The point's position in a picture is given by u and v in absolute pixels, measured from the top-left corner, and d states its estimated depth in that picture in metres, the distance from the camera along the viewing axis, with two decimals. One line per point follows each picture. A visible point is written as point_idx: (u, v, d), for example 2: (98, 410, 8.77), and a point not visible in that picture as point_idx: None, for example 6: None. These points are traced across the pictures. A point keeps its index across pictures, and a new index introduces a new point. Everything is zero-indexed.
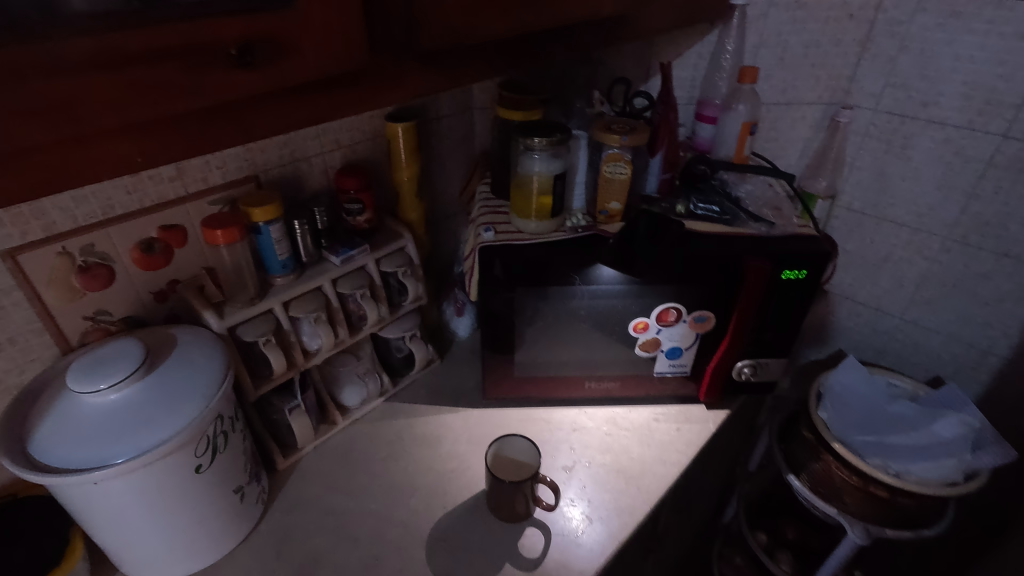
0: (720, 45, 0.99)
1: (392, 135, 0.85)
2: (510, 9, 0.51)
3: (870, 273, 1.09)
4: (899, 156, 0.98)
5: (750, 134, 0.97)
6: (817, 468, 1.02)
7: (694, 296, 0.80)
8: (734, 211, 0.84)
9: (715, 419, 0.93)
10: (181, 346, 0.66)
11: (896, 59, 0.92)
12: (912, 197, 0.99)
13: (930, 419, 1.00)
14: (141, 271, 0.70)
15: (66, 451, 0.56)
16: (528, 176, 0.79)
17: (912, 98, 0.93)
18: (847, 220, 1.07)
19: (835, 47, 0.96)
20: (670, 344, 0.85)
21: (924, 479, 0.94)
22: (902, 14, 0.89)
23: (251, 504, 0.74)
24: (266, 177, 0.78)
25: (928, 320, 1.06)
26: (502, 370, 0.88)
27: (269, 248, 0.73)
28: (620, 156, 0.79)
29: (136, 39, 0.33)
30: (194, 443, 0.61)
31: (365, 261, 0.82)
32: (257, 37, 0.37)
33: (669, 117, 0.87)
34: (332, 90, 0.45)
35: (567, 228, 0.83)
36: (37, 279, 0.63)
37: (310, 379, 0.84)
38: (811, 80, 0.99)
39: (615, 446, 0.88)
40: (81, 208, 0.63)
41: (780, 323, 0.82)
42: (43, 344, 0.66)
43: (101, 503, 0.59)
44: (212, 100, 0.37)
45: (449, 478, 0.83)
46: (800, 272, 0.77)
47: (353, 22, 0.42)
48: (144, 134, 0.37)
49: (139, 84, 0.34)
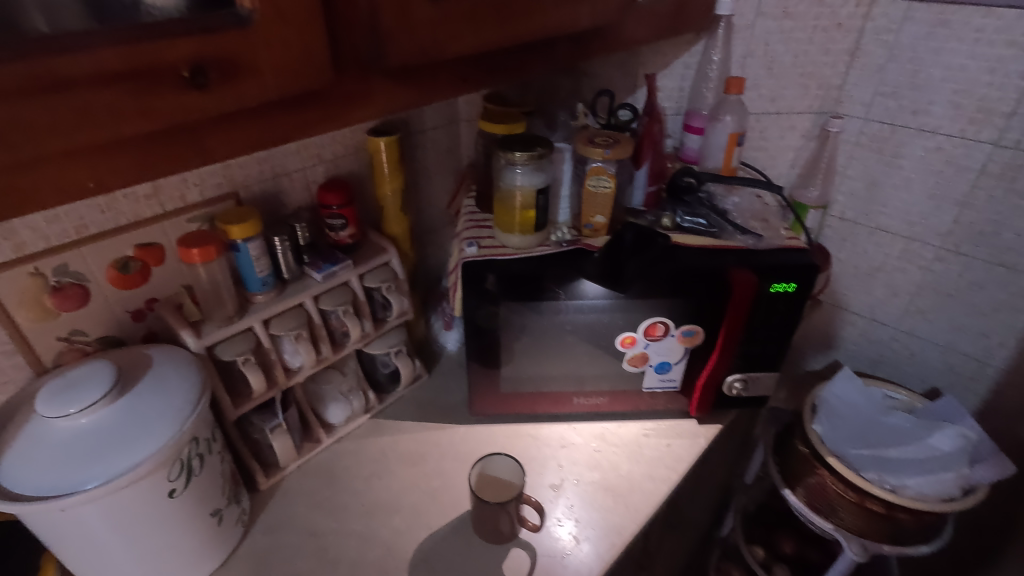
0: (705, 57, 0.97)
1: (374, 149, 0.84)
2: (483, 24, 0.51)
3: (864, 283, 1.07)
4: (890, 165, 0.96)
5: (738, 145, 0.96)
6: (812, 483, 1.00)
7: (682, 310, 0.79)
8: (721, 223, 0.83)
9: (706, 434, 0.91)
10: (155, 366, 0.65)
11: (885, 68, 0.92)
12: (904, 206, 0.98)
13: (927, 431, 0.98)
14: (117, 290, 0.69)
15: (34, 477, 0.55)
16: (511, 190, 0.78)
17: (902, 107, 0.92)
18: (840, 229, 1.06)
19: (824, 56, 0.95)
20: (659, 359, 0.84)
21: (921, 493, 0.92)
22: (891, 22, 0.89)
23: (230, 526, 0.72)
24: (246, 193, 0.77)
25: (924, 331, 1.04)
26: (488, 385, 0.86)
27: (248, 265, 0.72)
28: (603, 170, 0.79)
29: (80, 63, 0.32)
30: (167, 467, 0.60)
31: (347, 277, 0.81)
32: (211, 57, 0.36)
33: (653, 129, 0.87)
34: (296, 109, 0.44)
35: (551, 242, 0.82)
36: (7, 300, 0.62)
37: (293, 397, 0.83)
38: (800, 89, 0.98)
39: (603, 462, 0.86)
40: (53, 228, 0.62)
41: (770, 337, 0.81)
42: (15, 366, 0.65)
43: (72, 529, 0.58)
44: (167, 123, 0.36)
45: (434, 496, 0.81)
46: (789, 285, 0.75)
47: (314, 41, 0.41)
48: (97, 158, 0.36)
49: (85, 108, 0.33)
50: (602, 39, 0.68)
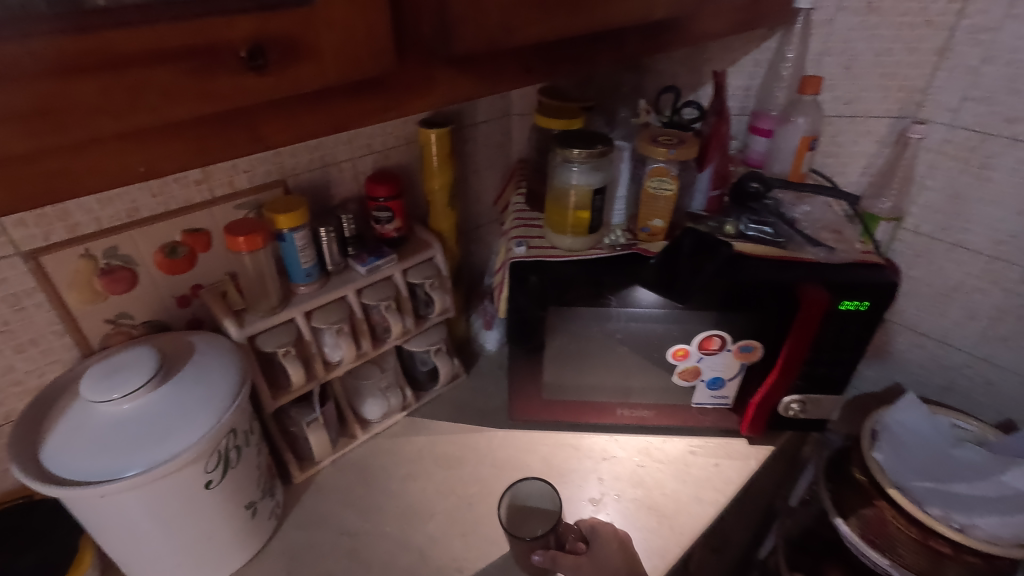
0: (780, 54, 0.91)
1: (425, 142, 0.82)
2: (553, 11, 0.47)
3: (937, 304, 0.99)
4: (977, 177, 0.88)
5: (811, 149, 0.90)
6: (868, 514, 0.93)
7: (741, 325, 0.74)
8: (789, 233, 0.78)
9: (757, 456, 0.86)
10: (198, 354, 0.64)
11: (977, 70, 0.83)
12: (990, 222, 0.89)
13: (1000, 468, 0.91)
14: (164, 275, 0.69)
15: (76, 462, 0.54)
16: (565, 189, 0.75)
17: (996, 114, 0.84)
18: (914, 244, 0.98)
19: (909, 56, 0.87)
20: (712, 373, 0.79)
21: (993, 535, 0.84)
22: (989, 20, 0.80)
23: (264, 519, 0.71)
24: (295, 182, 0.75)
25: (1002, 358, 0.96)
26: (529, 391, 0.83)
27: (293, 256, 0.71)
28: (666, 171, 0.74)
29: (134, 38, 0.30)
30: (205, 459, 0.59)
31: (391, 271, 0.79)
32: (270, 37, 0.34)
33: (720, 129, 0.82)
34: (356, 97, 0.42)
35: (604, 245, 0.78)
36: (59, 281, 0.62)
37: (331, 391, 0.82)
38: (879, 91, 0.91)
39: (647, 479, 0.82)
40: (106, 210, 0.62)
41: (835, 357, 0.75)
42: (64, 346, 0.65)
43: (109, 516, 0.57)
44: (222, 106, 0.34)
45: (469, 503, 0.79)
46: (862, 303, 0.69)
47: (379, 23, 0.38)
48: (151, 143, 0.34)
49: (138, 88, 0.31)
50: (673, 31, 0.63)
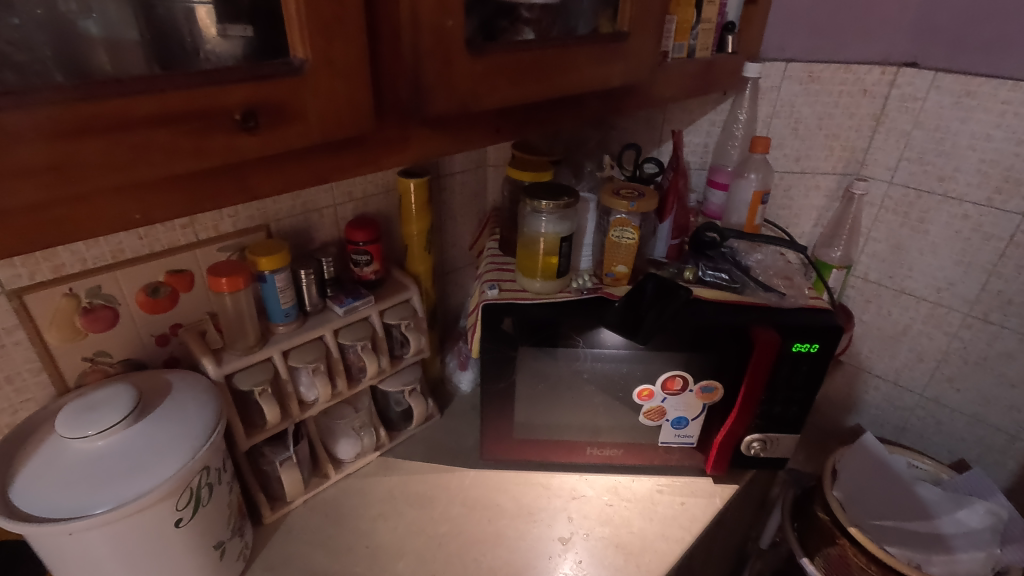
0: (732, 115, 0.99)
1: (404, 190, 0.87)
2: (520, 80, 0.53)
3: (888, 347, 1.05)
4: (915, 230, 0.96)
5: (762, 203, 0.96)
6: (832, 553, 0.93)
7: (702, 366, 0.78)
8: (743, 279, 0.84)
9: (722, 494, 0.88)
10: (174, 392, 0.65)
11: (909, 134, 0.92)
12: (930, 271, 0.96)
13: (953, 505, 0.94)
14: (145, 314, 0.71)
15: (45, 498, 0.55)
16: (535, 236, 0.80)
17: (929, 172, 0.92)
18: (863, 290, 1.04)
19: (849, 119, 0.96)
20: (676, 413, 0.82)
21: (949, 570, 0.87)
22: (916, 91, 0.89)
23: (232, 561, 0.71)
24: (278, 226, 0.79)
25: (951, 399, 1.01)
26: (501, 431, 0.85)
27: (273, 296, 0.73)
28: (628, 222, 0.80)
29: (140, 104, 0.33)
30: (175, 496, 0.59)
31: (368, 312, 0.82)
32: (262, 102, 0.38)
33: (678, 183, 0.89)
34: (336, 153, 0.46)
35: (572, 289, 0.82)
36: (40, 318, 0.64)
37: (305, 430, 0.83)
38: (824, 151, 0.99)
39: (615, 517, 0.84)
40: (92, 251, 0.64)
41: (789, 397, 0.79)
42: (39, 384, 0.66)
43: (75, 554, 0.57)
44: (215, 162, 0.38)
45: (439, 542, 0.80)
46: (812, 345, 0.74)
47: (360, 90, 0.43)
48: (146, 194, 0.38)
49: (143, 147, 0.34)
50: (632, 95, 0.70)
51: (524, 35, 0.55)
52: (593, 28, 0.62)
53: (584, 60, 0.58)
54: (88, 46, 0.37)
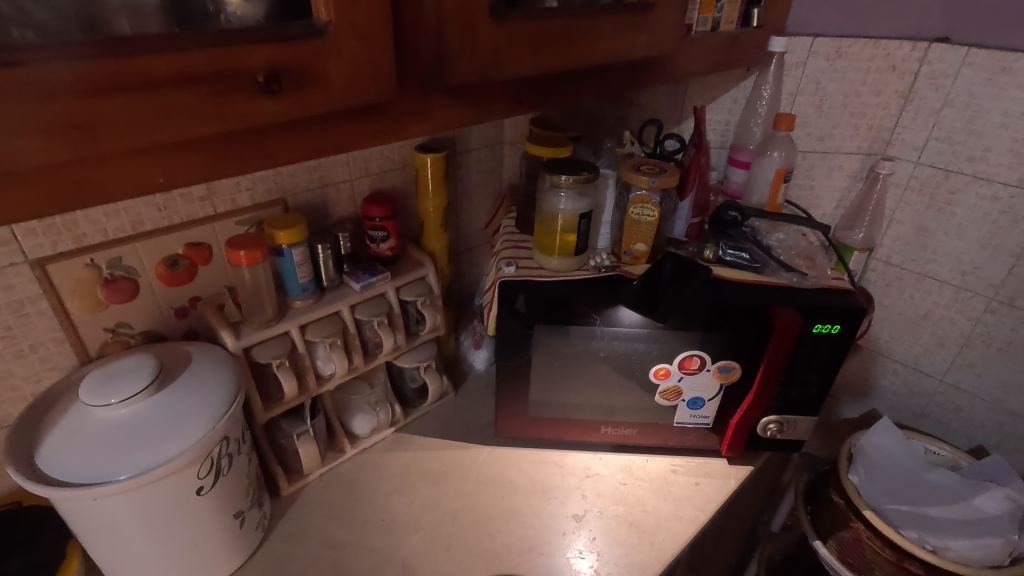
0: (755, 92, 0.97)
1: (420, 165, 0.86)
2: (543, 48, 0.51)
3: (909, 331, 1.03)
4: (942, 213, 0.93)
5: (785, 181, 0.94)
6: (845, 536, 0.93)
7: (720, 346, 0.77)
8: (765, 259, 0.82)
9: (737, 475, 0.88)
10: (194, 364, 0.66)
11: (939, 112, 0.89)
12: (955, 254, 0.94)
13: (972, 492, 0.92)
14: (164, 287, 0.71)
15: (70, 464, 0.55)
16: (553, 213, 0.79)
17: (958, 152, 0.89)
18: (885, 273, 1.02)
19: (876, 97, 0.93)
20: (692, 394, 0.82)
21: (964, 557, 0.85)
22: (948, 67, 0.86)
23: (250, 530, 0.72)
24: (294, 201, 0.79)
25: (972, 385, 1.00)
26: (516, 409, 0.85)
27: (291, 270, 0.73)
28: (648, 199, 0.79)
29: (163, 63, 0.33)
30: (196, 465, 0.60)
31: (384, 288, 0.82)
32: (285, 65, 0.38)
33: (699, 160, 0.87)
34: (357, 120, 0.45)
35: (589, 267, 0.81)
36: (62, 288, 0.64)
37: (322, 405, 0.84)
38: (849, 129, 0.96)
39: (629, 496, 0.84)
40: (112, 222, 0.65)
41: (808, 379, 0.78)
42: (62, 354, 0.67)
43: (99, 519, 0.58)
44: (237, 125, 0.37)
45: (454, 517, 0.80)
46: (833, 326, 0.73)
47: (382, 55, 0.42)
48: (170, 157, 0.37)
49: (166, 107, 0.34)
50: (655, 68, 0.68)
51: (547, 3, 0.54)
52: None
53: (607, 30, 0.56)
54: (108, 5, 0.37)
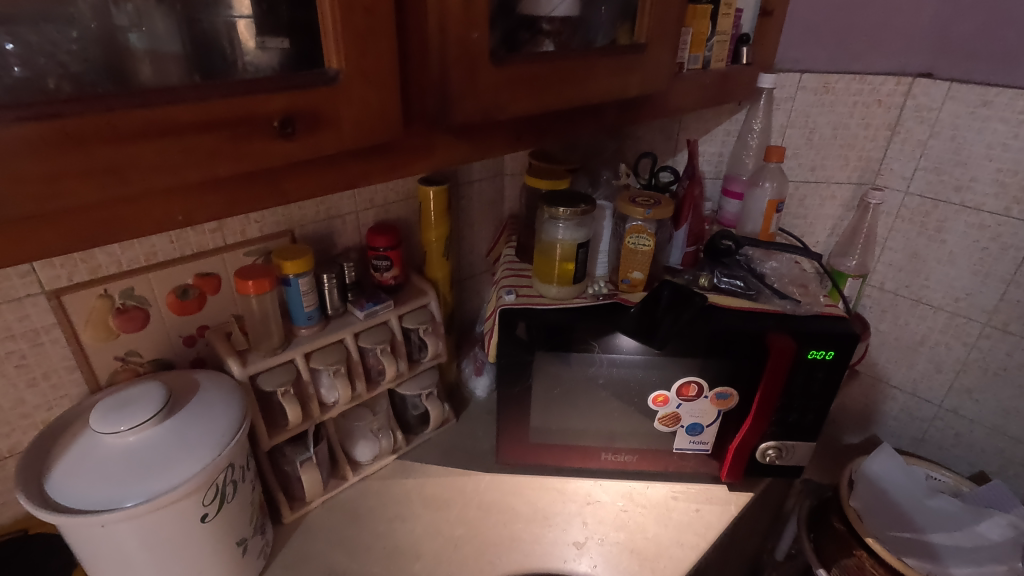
0: (747, 125, 1.00)
1: (423, 198, 0.89)
2: (541, 89, 0.54)
3: (905, 357, 1.05)
4: (932, 240, 0.96)
5: (778, 211, 0.97)
6: (849, 563, 0.92)
7: (717, 371, 0.78)
8: (758, 286, 0.84)
9: (737, 501, 0.88)
10: (202, 391, 0.67)
11: (926, 144, 0.92)
12: (947, 281, 0.96)
13: (974, 518, 0.92)
14: (174, 315, 0.73)
15: (79, 490, 0.57)
16: (552, 243, 0.81)
17: (945, 182, 0.92)
18: (880, 299, 1.04)
19: (865, 129, 0.96)
20: (691, 420, 0.83)
21: None
22: (932, 101, 0.90)
23: (253, 557, 0.73)
24: (302, 232, 0.81)
25: (970, 410, 1.00)
26: (517, 435, 0.86)
27: (297, 299, 0.75)
28: (643, 228, 0.81)
29: (188, 112, 0.36)
30: (201, 492, 0.61)
31: (387, 316, 0.84)
32: (300, 110, 0.40)
33: (693, 191, 0.89)
34: (366, 158, 0.48)
35: (588, 295, 0.83)
36: (76, 317, 0.66)
37: (325, 431, 0.85)
38: (840, 160, 0.99)
39: (630, 523, 0.84)
40: (126, 253, 0.67)
41: (805, 404, 0.79)
42: (73, 381, 0.69)
43: (105, 545, 0.59)
44: (254, 165, 0.40)
45: (455, 544, 0.80)
46: (827, 352, 0.75)
47: (390, 98, 0.45)
48: (191, 195, 0.40)
49: (190, 151, 0.37)
50: (648, 105, 0.71)
51: (544, 47, 0.57)
52: (611, 39, 0.64)
53: (603, 71, 0.60)
54: (133, 56, 0.40)
